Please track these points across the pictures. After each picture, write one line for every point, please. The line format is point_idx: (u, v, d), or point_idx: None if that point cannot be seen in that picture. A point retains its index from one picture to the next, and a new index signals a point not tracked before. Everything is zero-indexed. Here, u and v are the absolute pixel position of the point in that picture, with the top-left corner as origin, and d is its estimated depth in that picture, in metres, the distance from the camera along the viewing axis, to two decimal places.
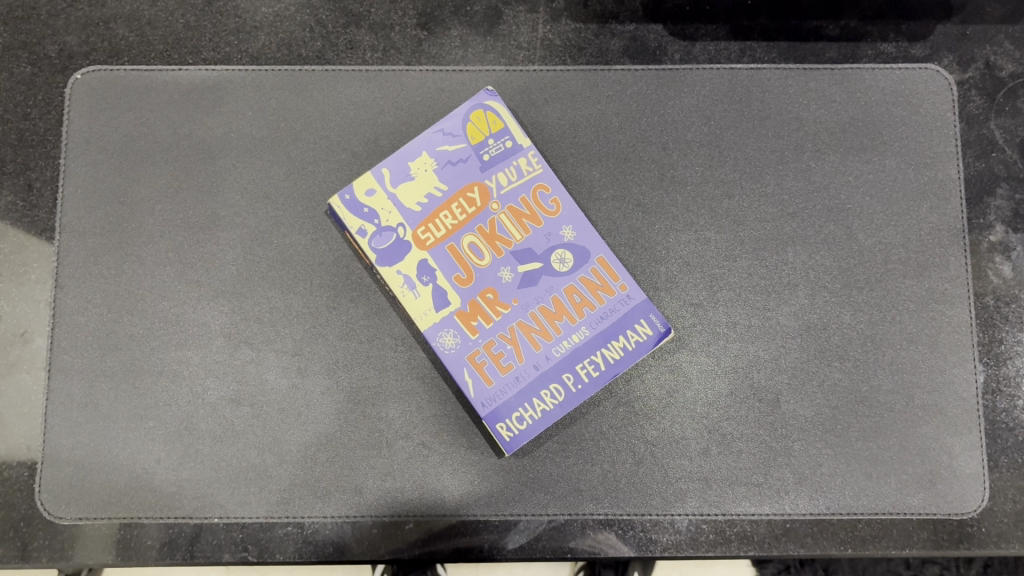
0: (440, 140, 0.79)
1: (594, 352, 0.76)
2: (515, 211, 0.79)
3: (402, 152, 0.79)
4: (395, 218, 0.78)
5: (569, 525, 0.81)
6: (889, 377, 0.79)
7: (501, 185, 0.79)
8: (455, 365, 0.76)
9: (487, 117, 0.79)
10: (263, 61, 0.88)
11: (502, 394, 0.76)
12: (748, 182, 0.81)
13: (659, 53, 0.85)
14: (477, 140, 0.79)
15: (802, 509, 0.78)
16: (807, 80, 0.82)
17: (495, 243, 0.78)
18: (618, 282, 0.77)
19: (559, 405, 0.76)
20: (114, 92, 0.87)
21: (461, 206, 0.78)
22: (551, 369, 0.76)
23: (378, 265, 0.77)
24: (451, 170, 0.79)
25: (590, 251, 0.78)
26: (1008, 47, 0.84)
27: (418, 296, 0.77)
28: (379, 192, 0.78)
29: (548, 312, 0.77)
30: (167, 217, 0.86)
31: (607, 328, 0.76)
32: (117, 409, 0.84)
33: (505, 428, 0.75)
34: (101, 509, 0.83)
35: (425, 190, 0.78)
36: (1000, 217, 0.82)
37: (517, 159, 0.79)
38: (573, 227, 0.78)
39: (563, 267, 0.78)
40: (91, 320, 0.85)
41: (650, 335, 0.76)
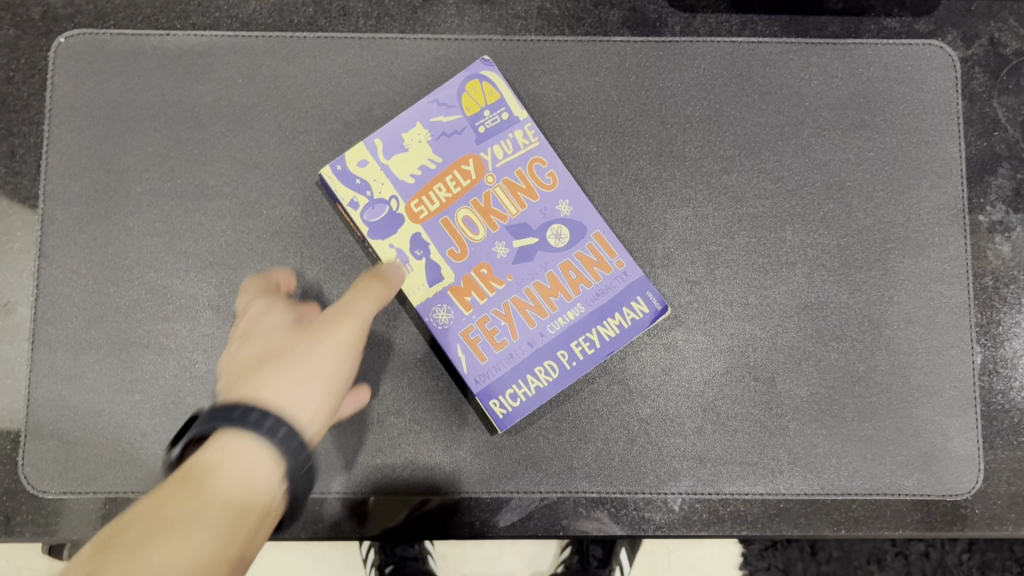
0: (435, 110, 0.77)
1: (589, 329, 0.75)
2: (510, 185, 0.77)
3: (395, 122, 0.77)
4: (388, 190, 0.76)
5: (562, 503, 0.81)
6: (886, 356, 0.78)
7: (497, 157, 0.77)
8: (447, 341, 0.75)
9: (483, 88, 0.78)
10: (253, 28, 0.86)
11: (496, 372, 0.74)
12: (747, 159, 0.80)
13: (658, 25, 0.83)
14: (472, 111, 0.78)
15: (796, 489, 0.78)
16: (809, 54, 0.81)
17: (490, 218, 0.77)
18: (615, 258, 0.76)
19: (553, 382, 0.75)
20: (100, 56, 0.85)
21: (455, 179, 0.77)
22: (545, 346, 0.75)
23: (370, 238, 0.75)
24: (445, 141, 0.77)
25: (587, 227, 0.77)
26: (1013, 24, 0.83)
27: (411, 270, 0.76)
28: (371, 163, 0.76)
29: (543, 288, 0.76)
30: (154, 186, 0.84)
31: (602, 305, 0.75)
32: (102, 382, 0.82)
33: (498, 405, 0.74)
34: (85, 483, 0.81)
35: (418, 162, 0.77)
36: (1000, 197, 0.81)
37: (513, 132, 0.77)
38: (570, 202, 0.77)
39: (559, 242, 0.76)
40: (76, 291, 0.83)
41: (646, 312, 0.75)
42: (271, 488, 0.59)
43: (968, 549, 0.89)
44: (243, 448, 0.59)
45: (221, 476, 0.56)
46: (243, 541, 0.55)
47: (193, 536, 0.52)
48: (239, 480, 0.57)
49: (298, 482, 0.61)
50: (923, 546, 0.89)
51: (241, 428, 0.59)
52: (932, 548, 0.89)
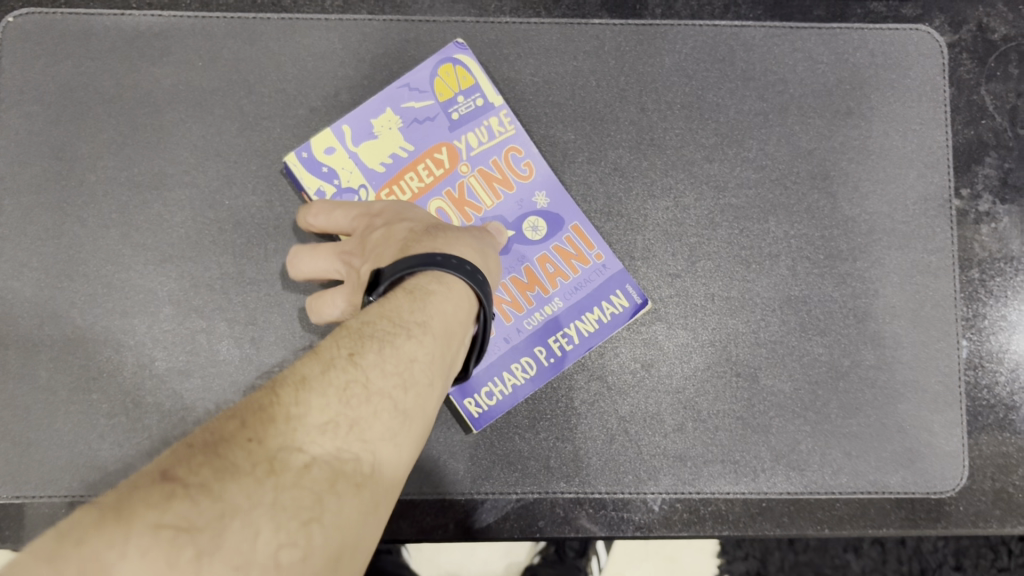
0: (406, 96, 0.75)
1: (567, 325, 0.75)
2: (485, 174, 0.75)
3: (364, 107, 0.75)
4: (356, 178, 0.74)
5: (538, 504, 0.77)
6: (871, 351, 0.76)
7: (470, 146, 0.75)
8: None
9: (456, 73, 0.75)
10: (214, 8, 0.81)
11: (471, 369, 0.75)
12: (730, 147, 0.77)
13: (638, 7, 0.80)
14: (445, 98, 0.75)
15: (778, 487, 0.75)
16: (794, 39, 0.78)
17: (464, 209, 0.74)
18: (593, 251, 0.75)
19: (530, 379, 0.75)
20: (51, 37, 0.80)
21: (427, 168, 0.75)
22: (522, 342, 0.75)
23: None
24: (416, 129, 0.75)
25: (565, 218, 0.75)
26: (1000, 9, 0.81)
27: None
28: (338, 150, 0.74)
29: (520, 282, 0.75)
30: (110, 175, 0.79)
31: (580, 300, 0.75)
32: (56, 381, 0.78)
33: (473, 404, 0.75)
34: (38, 487, 0.77)
35: (389, 150, 0.74)
36: (987, 187, 0.79)
37: (487, 119, 0.75)
38: (547, 193, 0.75)
39: (536, 235, 0.75)
40: (27, 285, 0.79)
41: (625, 307, 0.75)
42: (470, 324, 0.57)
43: (949, 544, 0.88)
44: (457, 287, 0.56)
45: (441, 304, 0.54)
46: (451, 357, 0.55)
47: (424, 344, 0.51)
48: (453, 308, 0.55)
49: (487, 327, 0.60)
50: (904, 543, 0.88)
51: (450, 272, 0.56)
52: (913, 545, 0.88)
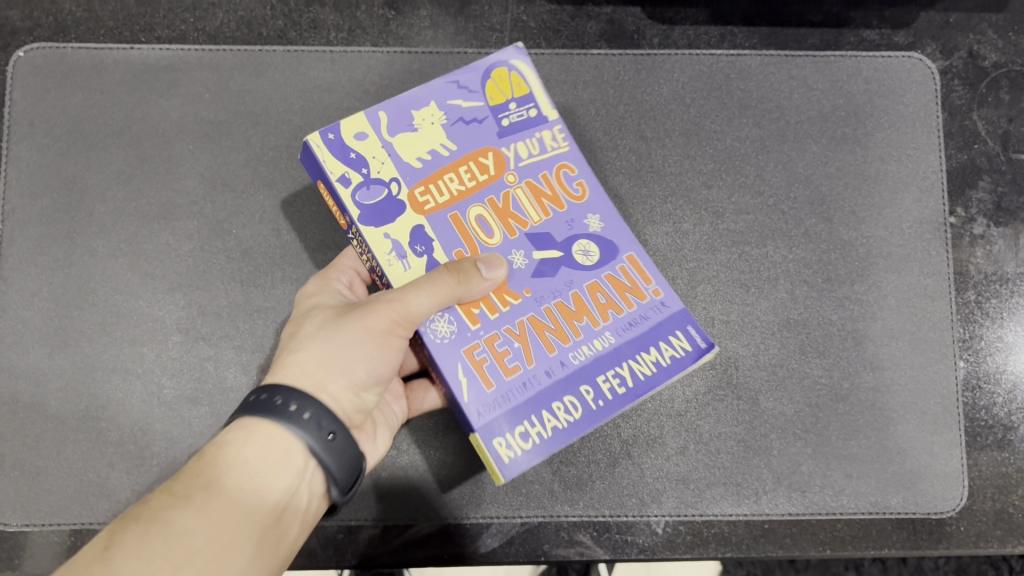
0: (454, 92, 0.64)
1: (623, 363, 0.59)
2: (534, 189, 0.64)
3: (405, 99, 0.64)
4: (388, 171, 0.61)
5: (543, 527, 0.78)
6: (870, 373, 0.77)
7: (520, 155, 0.64)
8: (446, 358, 0.59)
9: (511, 78, 0.65)
10: (221, 41, 0.83)
11: (501, 403, 0.57)
12: (727, 174, 0.78)
13: (636, 37, 0.81)
14: (497, 102, 0.65)
15: (781, 508, 0.76)
16: (789, 67, 0.80)
17: (507, 221, 0.62)
18: (650, 286, 0.62)
19: (573, 425, 0.57)
20: (61, 72, 0.82)
21: (470, 172, 0.63)
22: (567, 378, 0.58)
23: (359, 224, 0.60)
24: (461, 129, 0.64)
25: (621, 246, 0.63)
26: (991, 36, 0.83)
27: (408, 269, 0.60)
28: (371, 140, 0.62)
29: (566, 308, 0.60)
30: (119, 205, 0.81)
31: (637, 338, 0.60)
32: (66, 409, 0.79)
33: (502, 444, 0.57)
34: (48, 515, 0.78)
35: (428, 145, 0.63)
36: (981, 210, 0.80)
37: (541, 131, 0.65)
38: (602, 216, 0.64)
39: (587, 259, 0.62)
40: (37, 315, 0.80)
41: (691, 349, 0.60)
42: (300, 456, 0.56)
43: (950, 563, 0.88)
44: (273, 426, 0.56)
45: (246, 449, 0.55)
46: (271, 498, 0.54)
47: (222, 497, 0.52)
48: (259, 451, 0.55)
49: (331, 450, 0.56)
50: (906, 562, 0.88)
51: (265, 414, 0.56)
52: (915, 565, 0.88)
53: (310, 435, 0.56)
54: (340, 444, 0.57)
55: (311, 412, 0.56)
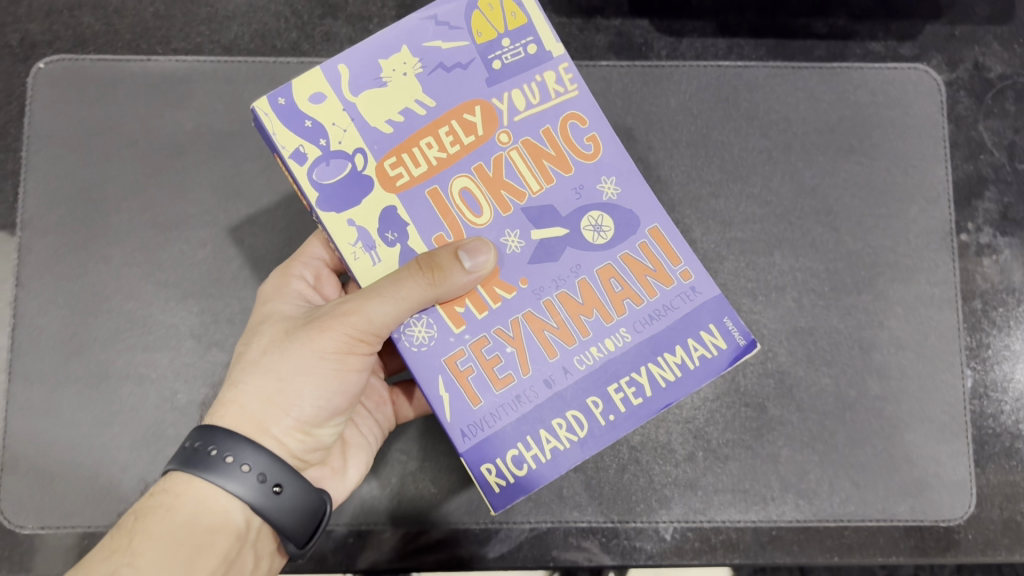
0: (431, 33, 0.57)
1: (636, 369, 0.57)
2: (532, 149, 0.58)
3: (371, 45, 0.57)
4: (351, 141, 0.56)
5: (552, 533, 0.78)
6: (877, 381, 0.78)
7: (514, 108, 0.58)
8: (426, 371, 0.56)
9: (503, 8, 0.58)
10: (235, 53, 0.85)
11: (493, 422, 0.56)
12: (735, 184, 0.79)
13: (645, 49, 0.82)
14: (485, 39, 0.58)
15: (788, 516, 0.77)
16: (796, 78, 0.81)
17: (498, 192, 0.58)
18: (678, 266, 0.58)
19: (577, 444, 0.56)
20: (79, 83, 0.83)
21: (452, 133, 0.57)
22: (569, 389, 0.56)
23: (319, 207, 0.55)
24: (441, 78, 0.57)
25: (639, 222, 0.58)
26: (996, 48, 0.83)
27: (378, 258, 0.56)
28: (330, 101, 0.56)
29: (570, 303, 0.57)
30: (135, 214, 0.82)
31: (655, 335, 0.57)
32: (81, 415, 0.80)
33: (494, 472, 0.56)
34: (63, 519, 0.79)
35: (401, 102, 0.57)
36: (987, 220, 0.81)
37: (542, 74, 0.58)
38: (615, 181, 0.58)
39: (598, 238, 0.58)
40: (54, 321, 0.81)
41: (723, 350, 0.57)
42: (238, 516, 0.58)
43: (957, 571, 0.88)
44: (206, 485, 0.57)
45: (175, 515, 0.56)
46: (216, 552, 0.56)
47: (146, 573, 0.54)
48: (188, 518, 0.56)
49: (275, 504, 0.58)
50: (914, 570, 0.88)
51: (197, 472, 0.57)
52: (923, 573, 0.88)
53: (250, 492, 0.57)
54: (285, 498, 0.58)
55: (250, 465, 0.57)
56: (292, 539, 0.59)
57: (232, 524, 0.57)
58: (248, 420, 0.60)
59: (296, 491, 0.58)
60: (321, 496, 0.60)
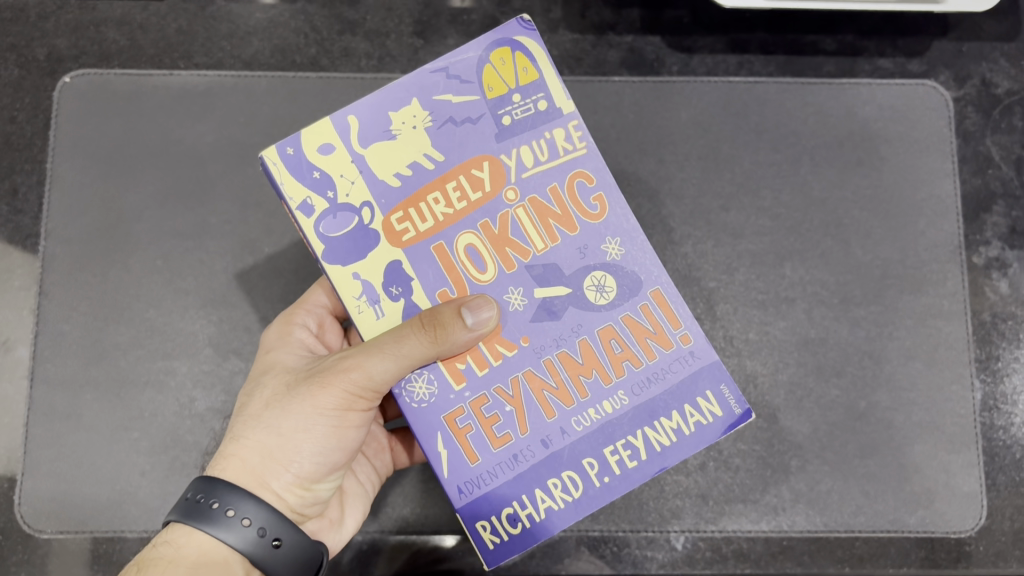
0: (444, 87, 0.58)
1: (632, 432, 0.58)
2: (539, 207, 0.59)
3: (383, 98, 0.58)
4: (359, 194, 0.57)
5: (564, 542, 0.79)
6: (887, 393, 0.79)
7: (522, 164, 0.59)
8: (426, 427, 0.57)
9: (515, 61, 0.58)
10: (256, 68, 0.87)
11: (490, 480, 0.57)
12: (745, 197, 0.80)
13: (656, 65, 0.84)
14: (496, 93, 0.59)
15: (799, 526, 0.77)
16: (806, 94, 0.82)
17: (503, 250, 0.59)
18: (679, 330, 0.58)
19: (572, 503, 0.58)
20: (104, 96, 0.86)
21: (459, 188, 0.58)
22: (565, 450, 0.58)
23: (326, 261, 0.57)
24: (450, 132, 0.58)
25: (641, 283, 0.59)
26: (1004, 64, 0.85)
27: (381, 312, 0.58)
28: (339, 153, 0.57)
29: (571, 363, 0.58)
30: (156, 224, 0.84)
31: (651, 400, 0.58)
32: (101, 420, 0.82)
33: (489, 529, 0.57)
34: (82, 523, 0.80)
35: (410, 156, 0.58)
36: (996, 233, 0.82)
37: (551, 130, 0.59)
38: (619, 243, 0.59)
39: (600, 298, 0.58)
40: (76, 328, 0.83)
41: (719, 417, 0.58)
42: (240, 568, 0.59)
43: None
44: (207, 537, 0.58)
45: (177, 568, 0.57)
46: None
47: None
48: (189, 571, 0.57)
49: (274, 558, 0.59)
50: None
51: (198, 524, 0.58)
52: None
53: (252, 546, 0.58)
54: (285, 551, 0.59)
55: (251, 519, 0.59)
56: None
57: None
58: (247, 475, 0.60)
59: (295, 545, 0.60)
60: (319, 548, 0.62)
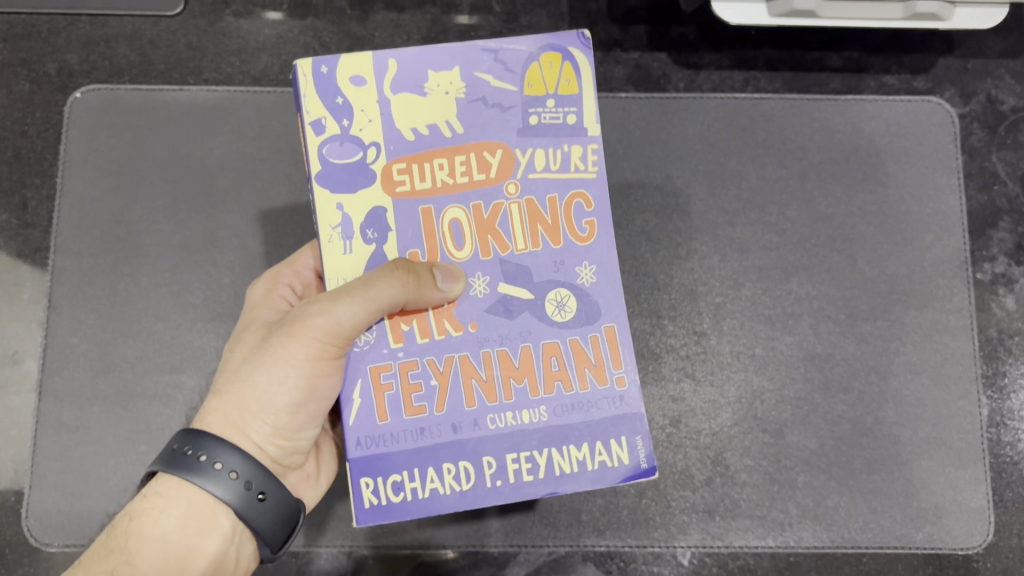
0: (488, 66, 0.58)
1: (539, 448, 0.57)
2: (533, 210, 0.59)
3: (430, 54, 0.58)
4: (371, 132, 0.58)
5: (570, 557, 0.79)
6: (894, 408, 0.79)
7: (532, 165, 0.59)
8: (350, 371, 0.58)
9: (563, 69, 0.58)
10: (265, 83, 0.87)
11: (392, 443, 0.57)
12: (752, 212, 0.81)
13: (663, 81, 0.84)
14: (534, 92, 0.59)
15: (806, 542, 0.77)
16: (812, 110, 0.83)
17: (485, 236, 0.59)
18: (617, 372, 0.59)
19: (456, 494, 0.57)
20: (114, 111, 0.86)
21: (467, 164, 0.58)
22: (473, 441, 0.57)
23: (315, 179, 0.57)
24: (477, 110, 0.58)
25: (600, 315, 0.59)
26: (1009, 81, 0.85)
27: (351, 252, 0.58)
28: (368, 88, 0.58)
29: (507, 363, 0.58)
30: (164, 237, 0.84)
31: (569, 425, 0.58)
32: (108, 433, 0.82)
33: (370, 487, 0.56)
34: (88, 536, 0.80)
35: (430, 117, 0.58)
36: (1002, 249, 0.82)
37: (571, 145, 0.59)
38: (593, 271, 0.59)
39: (557, 314, 0.58)
40: (84, 341, 0.83)
41: (625, 464, 0.58)
42: (227, 520, 0.59)
43: None
44: (195, 487, 0.59)
45: (168, 518, 0.59)
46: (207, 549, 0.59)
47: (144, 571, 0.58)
48: (180, 521, 0.59)
49: (258, 510, 0.59)
50: None
51: (182, 474, 0.58)
52: None
53: (235, 498, 0.58)
54: (268, 505, 0.59)
55: (238, 472, 0.59)
56: (270, 544, 0.60)
57: (220, 528, 0.59)
58: (225, 425, 0.61)
59: (280, 497, 0.60)
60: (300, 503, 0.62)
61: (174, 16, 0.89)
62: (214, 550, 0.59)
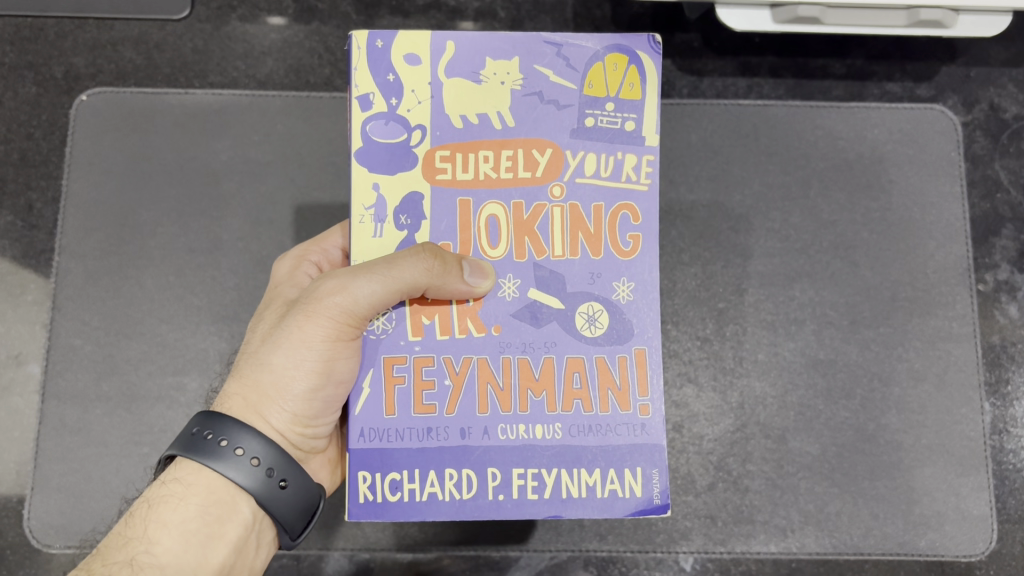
0: (550, 60, 0.59)
1: (548, 467, 0.57)
2: (576, 217, 0.59)
3: (490, 41, 0.59)
4: (419, 115, 0.59)
5: (572, 563, 0.79)
6: (897, 415, 0.79)
7: (581, 168, 0.59)
8: (365, 358, 0.58)
9: (627, 73, 0.59)
10: (270, 87, 0.88)
11: (396, 439, 0.57)
12: (755, 218, 0.81)
13: (666, 87, 0.84)
14: (594, 92, 0.59)
15: (808, 548, 0.77)
16: (815, 117, 0.83)
17: (522, 236, 0.59)
18: (643, 399, 0.58)
19: (456, 501, 0.57)
20: (120, 114, 0.87)
21: (512, 159, 0.59)
22: (481, 449, 0.57)
23: (355, 156, 0.58)
24: (531, 103, 0.59)
25: (631, 337, 0.59)
26: (1012, 89, 0.85)
27: (382, 234, 0.59)
28: (422, 68, 0.59)
29: (527, 373, 0.58)
30: (168, 240, 0.85)
31: (582, 446, 0.58)
32: (111, 434, 0.82)
33: (369, 482, 0.57)
34: (89, 537, 0.80)
35: (483, 107, 0.59)
36: (1005, 257, 0.82)
37: (626, 152, 0.59)
38: (631, 289, 0.59)
39: (588, 329, 0.58)
40: (87, 343, 0.83)
41: (636, 497, 0.57)
42: (246, 507, 0.59)
43: None
44: (216, 474, 0.59)
45: (188, 505, 0.58)
46: (226, 537, 0.59)
47: (161, 560, 0.57)
48: (200, 508, 0.58)
49: (279, 499, 0.59)
50: None
51: (203, 459, 0.58)
52: None
53: (257, 484, 0.58)
54: (290, 493, 0.59)
55: (259, 458, 0.59)
56: (289, 531, 0.60)
57: (241, 515, 0.59)
58: (244, 409, 0.61)
59: (299, 488, 0.60)
60: (321, 492, 0.61)
61: (180, 20, 0.90)
62: (233, 538, 0.59)
